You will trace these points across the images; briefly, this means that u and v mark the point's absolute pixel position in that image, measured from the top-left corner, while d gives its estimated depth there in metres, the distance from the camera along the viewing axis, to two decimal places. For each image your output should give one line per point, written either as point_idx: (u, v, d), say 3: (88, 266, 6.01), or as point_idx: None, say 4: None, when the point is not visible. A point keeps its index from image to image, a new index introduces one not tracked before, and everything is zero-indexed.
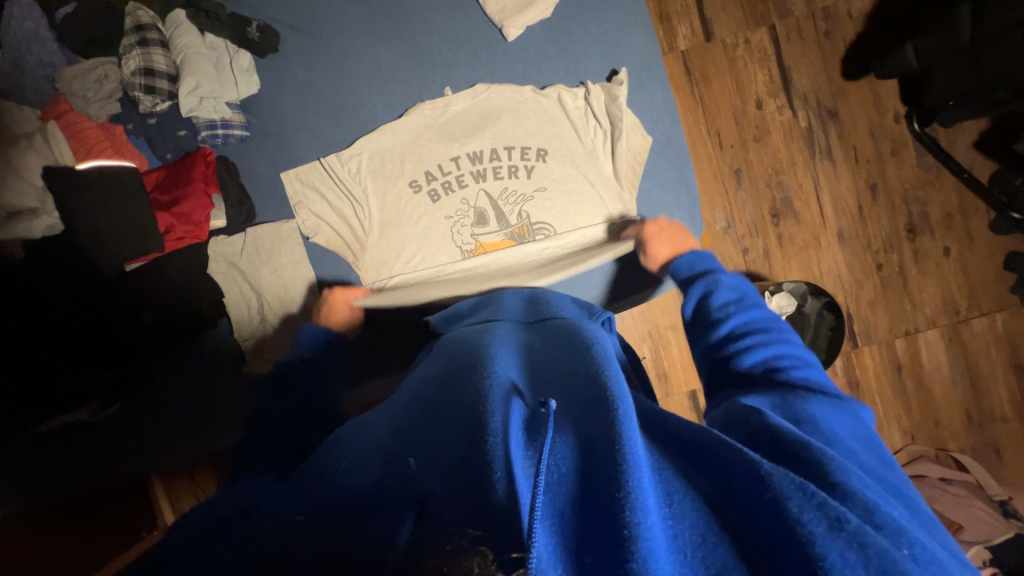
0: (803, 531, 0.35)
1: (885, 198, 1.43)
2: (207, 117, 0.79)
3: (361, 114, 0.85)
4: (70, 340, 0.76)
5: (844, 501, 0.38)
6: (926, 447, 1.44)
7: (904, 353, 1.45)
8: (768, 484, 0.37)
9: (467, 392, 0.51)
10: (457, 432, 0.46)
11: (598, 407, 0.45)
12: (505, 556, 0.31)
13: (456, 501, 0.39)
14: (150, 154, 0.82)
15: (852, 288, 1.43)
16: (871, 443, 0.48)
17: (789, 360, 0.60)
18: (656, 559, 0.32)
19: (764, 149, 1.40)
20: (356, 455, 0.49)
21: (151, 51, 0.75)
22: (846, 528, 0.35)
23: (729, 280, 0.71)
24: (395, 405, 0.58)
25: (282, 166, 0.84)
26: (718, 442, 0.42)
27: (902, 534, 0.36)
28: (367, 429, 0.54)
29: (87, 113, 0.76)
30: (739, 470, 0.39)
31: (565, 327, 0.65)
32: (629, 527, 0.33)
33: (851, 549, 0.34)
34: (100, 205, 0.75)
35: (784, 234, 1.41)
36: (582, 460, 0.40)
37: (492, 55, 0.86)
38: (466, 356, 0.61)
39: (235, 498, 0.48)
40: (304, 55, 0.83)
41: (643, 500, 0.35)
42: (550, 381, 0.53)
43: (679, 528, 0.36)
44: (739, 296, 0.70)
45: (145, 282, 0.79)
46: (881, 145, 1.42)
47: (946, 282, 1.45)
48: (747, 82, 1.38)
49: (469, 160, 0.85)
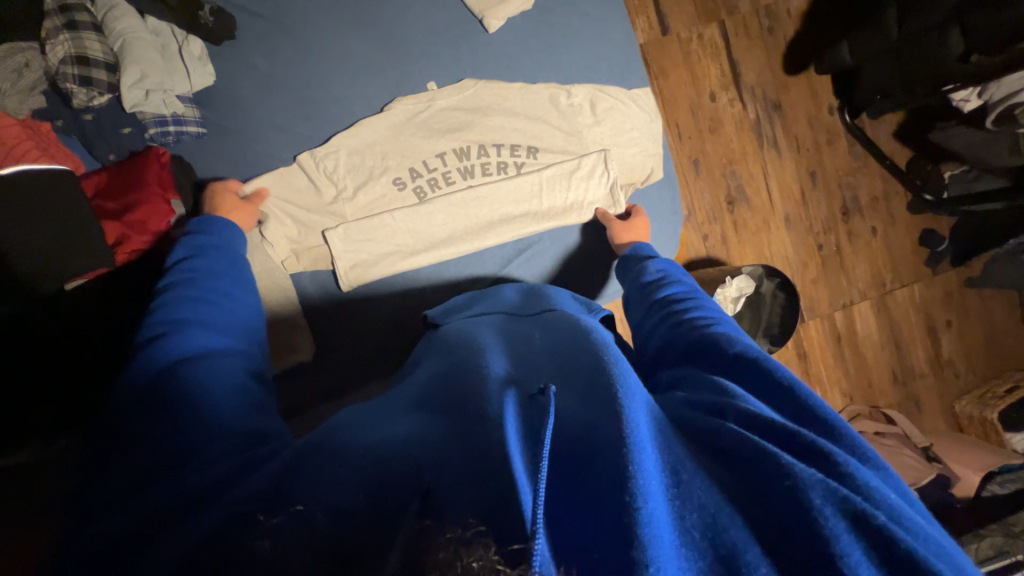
0: (821, 519, 0.36)
1: (823, 184, 1.57)
2: (154, 112, 0.70)
3: (334, 110, 0.79)
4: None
5: (864, 493, 0.38)
6: (862, 406, 1.62)
7: (842, 323, 1.61)
8: (790, 474, 0.38)
9: (462, 387, 0.50)
10: (458, 425, 0.44)
11: (601, 394, 0.46)
12: (507, 547, 0.33)
13: (461, 475, 0.39)
14: (88, 155, 0.73)
15: (798, 267, 1.56)
16: (798, 393, 0.47)
17: (716, 328, 0.60)
18: (660, 549, 0.33)
19: (719, 140, 1.48)
20: (344, 440, 0.45)
21: (82, 36, 0.65)
22: (872, 523, 0.35)
23: (649, 269, 0.77)
24: (392, 397, 0.56)
25: (248, 166, 0.77)
26: (726, 433, 0.43)
27: (915, 529, 0.37)
28: (362, 418, 0.50)
29: (3, 107, 0.65)
30: (753, 458, 0.40)
31: (561, 318, 0.65)
32: (631, 515, 0.35)
33: (872, 544, 0.35)
34: (28, 211, 0.62)
35: (739, 219, 1.51)
36: (583, 447, 0.41)
37: (472, 47, 0.83)
38: (460, 352, 0.59)
39: (219, 482, 0.42)
40: (266, 45, 0.76)
41: (645, 486, 0.37)
42: (552, 371, 0.52)
43: (686, 510, 0.37)
44: (660, 283, 0.74)
45: (93, 307, 0.67)
46: (818, 135, 1.55)
47: (875, 258, 1.62)
48: (701, 76, 1.44)
49: (457, 154, 0.82)
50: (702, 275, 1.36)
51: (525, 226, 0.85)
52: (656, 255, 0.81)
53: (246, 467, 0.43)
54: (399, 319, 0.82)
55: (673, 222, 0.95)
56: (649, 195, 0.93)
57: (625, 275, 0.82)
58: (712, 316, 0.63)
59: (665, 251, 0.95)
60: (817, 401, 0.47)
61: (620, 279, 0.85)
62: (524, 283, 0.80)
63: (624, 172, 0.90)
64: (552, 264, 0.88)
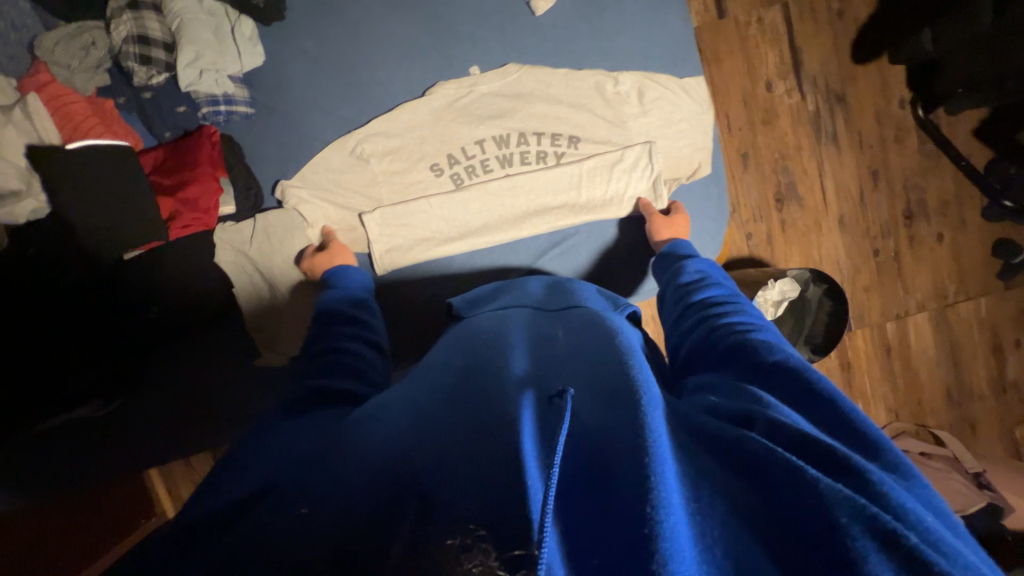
0: (846, 540, 0.34)
1: (886, 184, 1.45)
2: (208, 91, 0.72)
3: (376, 92, 0.79)
4: (67, 338, 0.66)
5: (898, 515, 0.36)
6: (909, 424, 1.52)
7: (893, 335, 1.50)
8: (814, 489, 0.37)
9: (490, 385, 0.50)
10: (477, 420, 0.45)
11: (623, 402, 0.45)
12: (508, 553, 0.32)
13: (469, 475, 0.40)
14: (147, 133, 0.75)
15: (849, 273, 1.46)
16: (837, 404, 0.44)
17: (758, 337, 0.57)
18: (679, 561, 0.33)
19: (772, 134, 1.39)
20: (363, 437, 0.47)
21: (144, 17, 0.68)
22: (901, 542, 0.33)
23: (687, 270, 0.73)
24: (420, 384, 0.57)
25: (292, 147, 0.78)
26: (750, 444, 0.41)
27: (957, 558, 0.34)
28: (387, 410, 0.52)
29: (73, 85, 0.68)
30: (778, 472, 0.39)
31: (586, 316, 0.65)
32: (651, 527, 0.34)
33: (904, 566, 0.33)
34: (93, 186, 0.66)
35: (787, 219, 1.42)
36: (598, 453, 0.41)
37: (518, 30, 0.81)
38: (484, 347, 0.59)
39: (263, 468, 0.46)
40: (313, 26, 0.77)
41: (666, 498, 0.36)
42: (576, 372, 0.52)
43: (706, 527, 0.37)
44: (699, 284, 0.71)
45: (147, 279, 0.72)
46: (885, 131, 1.43)
47: (938, 267, 1.50)
48: (758, 63, 1.35)
49: (496, 142, 0.81)
50: (743, 276, 1.29)
51: (560, 219, 0.83)
52: (694, 254, 0.77)
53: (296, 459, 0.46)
54: (430, 306, 0.83)
55: (718, 220, 0.90)
56: (694, 190, 0.89)
57: (661, 274, 0.79)
58: (755, 324, 0.60)
59: (707, 250, 0.90)
60: (859, 415, 0.44)
61: (654, 276, 0.82)
62: (550, 277, 0.79)
63: (669, 166, 0.86)
64: (586, 258, 0.86)
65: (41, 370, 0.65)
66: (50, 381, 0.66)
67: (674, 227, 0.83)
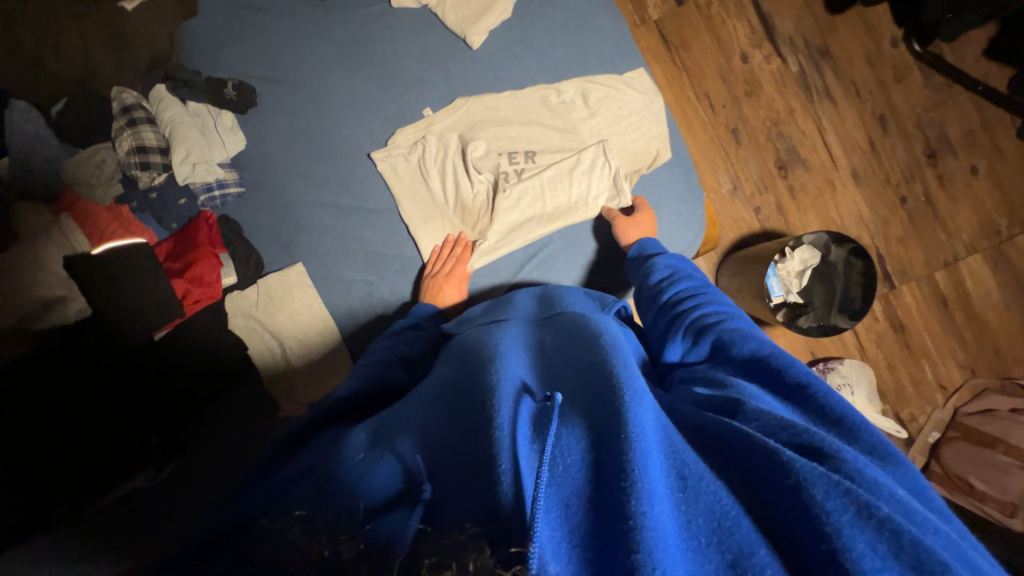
0: (827, 521, 0.33)
1: (897, 127, 1.36)
2: (202, 180, 0.82)
3: (345, 149, 0.86)
4: (114, 415, 0.74)
5: (871, 487, 0.35)
6: (990, 379, 1.35)
7: (946, 284, 1.37)
8: (791, 471, 0.35)
9: (471, 395, 0.49)
10: (464, 430, 0.45)
11: (605, 395, 0.43)
12: (504, 551, 0.32)
13: (464, 494, 0.39)
14: (158, 226, 0.85)
15: (878, 227, 1.36)
16: (810, 389, 0.44)
17: (732, 327, 0.56)
18: (664, 551, 0.31)
19: (758, 103, 1.35)
20: (353, 467, 0.46)
21: (140, 130, 0.80)
22: (875, 514, 0.33)
23: (657, 267, 0.72)
24: (414, 399, 0.57)
25: (276, 214, 0.86)
26: (734, 434, 0.40)
27: (926, 524, 0.34)
28: (394, 423, 0.53)
29: (94, 198, 0.81)
30: (761, 460, 0.37)
31: (573, 320, 0.63)
32: (635, 518, 0.32)
33: (881, 539, 0.32)
34: (117, 280, 0.76)
35: (795, 184, 1.36)
36: (590, 452, 0.40)
37: (461, 67, 0.88)
38: (468, 361, 0.58)
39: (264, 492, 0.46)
40: (282, 104, 0.86)
41: (650, 490, 0.34)
42: (565, 377, 0.51)
43: (692, 514, 0.35)
44: (670, 279, 0.70)
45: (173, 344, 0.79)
46: (882, 74, 1.36)
47: (981, 202, 1.37)
48: (727, 38, 1.34)
49: (456, 177, 0.86)
50: (757, 251, 1.22)
51: (530, 232, 0.85)
52: (664, 251, 0.76)
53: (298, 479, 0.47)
54: None
55: (693, 202, 0.90)
56: (665, 177, 0.89)
57: (634, 275, 0.77)
58: (727, 314, 0.59)
59: (690, 234, 0.89)
60: (838, 397, 0.42)
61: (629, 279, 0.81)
62: (538, 287, 0.79)
63: (631, 160, 0.88)
64: (570, 263, 0.87)
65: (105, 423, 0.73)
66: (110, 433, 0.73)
67: (639, 225, 0.83)
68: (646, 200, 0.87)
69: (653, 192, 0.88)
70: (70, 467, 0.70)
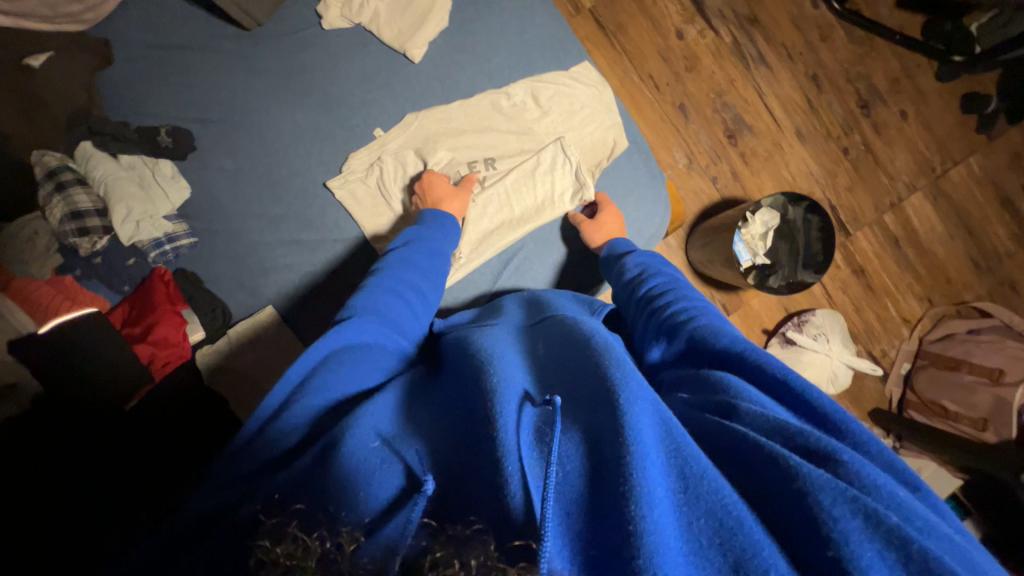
0: (825, 518, 0.33)
1: (829, 83, 1.43)
2: (150, 237, 0.78)
3: (299, 183, 0.83)
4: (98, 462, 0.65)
5: (870, 489, 0.35)
6: (946, 306, 1.45)
7: (895, 225, 1.45)
8: (797, 477, 0.36)
9: (467, 400, 0.48)
10: (467, 438, 0.44)
11: (606, 399, 0.43)
12: (508, 544, 0.34)
13: (475, 494, 0.39)
14: (109, 291, 0.80)
15: (827, 180, 1.43)
16: (794, 383, 0.44)
17: (703, 322, 0.57)
18: (665, 555, 0.32)
19: (700, 77, 1.39)
20: (359, 460, 0.44)
21: (71, 193, 0.75)
22: (883, 523, 0.33)
23: (628, 267, 0.74)
24: (421, 395, 0.56)
25: (236, 260, 0.82)
26: (740, 439, 0.40)
27: (928, 530, 0.34)
28: (403, 418, 0.51)
29: (31, 274, 0.75)
30: (760, 462, 0.38)
31: (563, 323, 0.61)
32: (636, 525, 0.33)
33: (889, 548, 0.32)
34: (77, 353, 0.70)
35: (745, 150, 1.40)
36: (592, 457, 0.39)
37: (406, 82, 0.86)
38: (460, 365, 0.56)
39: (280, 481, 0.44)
40: (224, 146, 0.82)
41: (649, 492, 0.35)
42: (561, 381, 0.50)
43: (694, 515, 0.36)
44: (642, 278, 0.71)
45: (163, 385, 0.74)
46: (808, 35, 1.42)
47: (914, 144, 1.45)
48: (661, 17, 1.37)
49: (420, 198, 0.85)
50: (720, 220, 1.26)
51: (501, 238, 0.86)
52: (635, 250, 0.78)
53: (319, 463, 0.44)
54: None
55: (656, 186, 0.91)
56: (624, 165, 0.90)
57: (609, 276, 0.79)
58: (699, 309, 0.61)
59: (657, 218, 0.91)
60: (818, 391, 0.44)
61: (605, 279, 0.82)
62: (523, 293, 0.79)
63: (589, 153, 0.89)
64: (545, 263, 0.87)
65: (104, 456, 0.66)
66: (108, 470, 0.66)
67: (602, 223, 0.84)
68: (608, 193, 0.88)
69: (615, 182, 0.90)
70: None
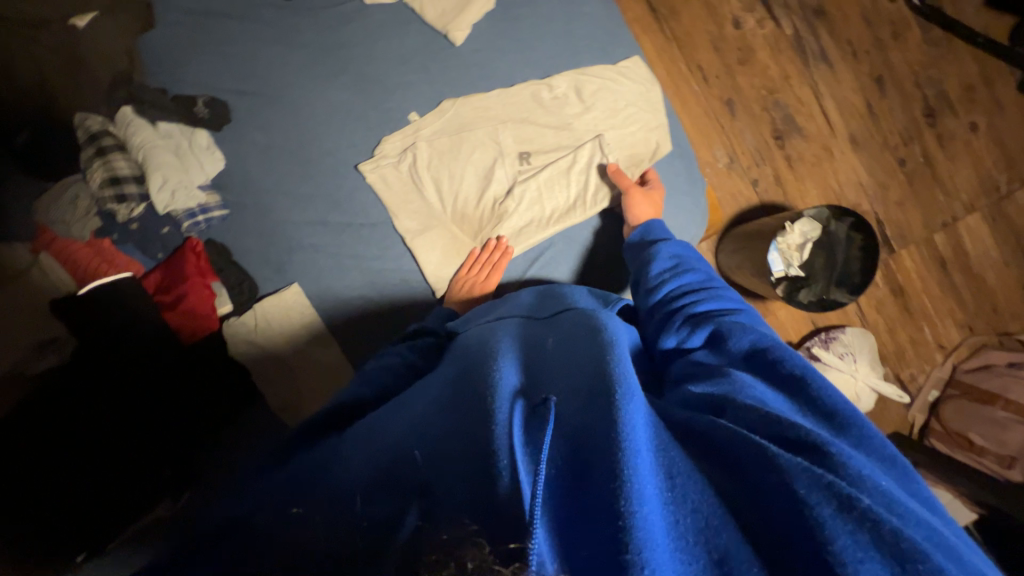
0: (815, 519, 0.33)
1: (895, 87, 1.32)
2: (184, 207, 0.79)
3: (331, 163, 0.83)
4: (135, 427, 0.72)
5: (854, 481, 0.35)
6: (987, 336, 1.37)
7: (945, 246, 1.36)
8: (774, 464, 0.36)
9: (468, 397, 0.48)
10: (462, 428, 0.44)
11: (600, 394, 0.42)
12: (503, 548, 0.31)
13: (461, 491, 0.39)
14: (144, 257, 0.81)
15: (877, 192, 1.34)
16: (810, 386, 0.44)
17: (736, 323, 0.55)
18: (653, 551, 0.31)
19: (753, 71, 1.30)
20: (357, 468, 0.46)
21: (111, 158, 0.76)
22: (856, 507, 0.33)
23: (662, 254, 0.71)
24: (419, 393, 0.57)
25: (263, 236, 0.83)
26: (729, 437, 0.39)
27: (909, 517, 0.34)
28: (393, 417, 0.53)
29: (72, 235, 0.77)
30: (749, 460, 0.37)
31: (572, 319, 0.59)
32: (625, 520, 0.32)
33: (862, 530, 0.32)
34: (112, 316, 0.74)
35: (792, 154, 1.32)
36: (579, 451, 0.39)
37: (446, 63, 0.83)
38: (470, 357, 0.57)
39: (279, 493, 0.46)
40: (259, 117, 0.82)
41: (639, 489, 0.34)
42: (556, 373, 0.49)
43: (681, 514, 0.35)
44: (674, 270, 0.68)
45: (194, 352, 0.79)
46: (878, 32, 1.31)
47: (979, 160, 1.35)
48: (718, 4, 1.28)
49: (448, 188, 0.83)
50: (756, 227, 1.20)
51: (528, 237, 0.83)
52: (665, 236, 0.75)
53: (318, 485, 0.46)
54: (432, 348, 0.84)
55: (694, 193, 0.88)
56: (665, 169, 0.87)
57: (634, 258, 0.75)
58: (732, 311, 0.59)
59: (692, 226, 0.87)
60: (831, 390, 0.43)
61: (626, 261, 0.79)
62: (541, 286, 0.77)
63: (628, 151, 0.85)
64: (571, 263, 0.85)
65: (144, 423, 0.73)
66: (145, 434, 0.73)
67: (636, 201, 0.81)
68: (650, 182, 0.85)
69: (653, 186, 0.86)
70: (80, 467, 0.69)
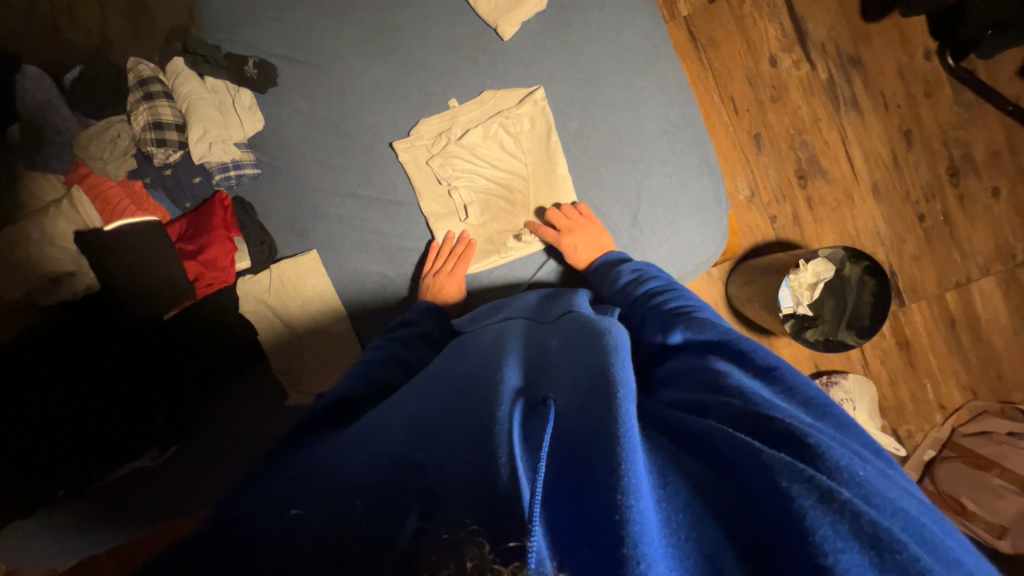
0: (803, 516, 0.31)
1: (922, 142, 1.34)
2: (218, 160, 0.81)
3: (368, 140, 0.85)
4: (117, 383, 0.73)
5: (841, 478, 0.34)
6: (990, 402, 1.35)
7: (956, 305, 1.36)
8: (766, 465, 0.34)
9: (473, 397, 0.49)
10: (468, 423, 0.45)
11: (599, 390, 0.43)
12: (504, 545, 0.32)
13: (461, 488, 0.38)
14: (172, 205, 0.84)
15: (893, 243, 1.35)
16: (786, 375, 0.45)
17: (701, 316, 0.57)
18: (649, 545, 0.31)
19: (784, 110, 1.32)
20: (359, 454, 0.46)
21: (157, 104, 0.78)
22: (837, 498, 0.32)
23: (623, 272, 0.74)
24: (422, 389, 0.57)
25: (292, 199, 0.84)
26: (714, 434, 0.39)
27: (892, 510, 0.34)
28: (392, 412, 0.54)
29: (107, 173, 0.78)
30: (737, 456, 0.36)
31: (575, 321, 0.59)
32: (621, 513, 0.32)
33: (842, 521, 0.31)
34: (127, 258, 0.75)
35: (813, 195, 1.33)
36: (575, 444, 0.39)
37: (491, 57, 0.86)
38: (475, 358, 0.58)
39: (268, 487, 0.47)
40: (304, 86, 0.84)
41: (637, 484, 0.34)
42: (557, 374, 0.49)
43: (672, 510, 0.35)
44: (637, 281, 0.71)
45: (196, 308, 0.80)
46: (912, 88, 1.34)
47: (999, 225, 1.35)
48: (758, 40, 1.31)
49: (471, 179, 0.85)
50: (770, 261, 1.20)
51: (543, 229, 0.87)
52: (631, 259, 0.78)
53: (313, 474, 0.45)
54: None
55: (717, 213, 0.89)
56: (692, 184, 0.88)
57: (601, 281, 0.78)
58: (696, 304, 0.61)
59: (711, 246, 0.89)
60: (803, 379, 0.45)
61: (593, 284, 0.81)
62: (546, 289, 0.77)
63: (656, 164, 0.87)
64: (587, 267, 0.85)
65: (128, 377, 0.74)
66: (128, 391, 0.73)
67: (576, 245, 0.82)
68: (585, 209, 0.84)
69: (677, 202, 0.87)
70: (67, 432, 0.70)
